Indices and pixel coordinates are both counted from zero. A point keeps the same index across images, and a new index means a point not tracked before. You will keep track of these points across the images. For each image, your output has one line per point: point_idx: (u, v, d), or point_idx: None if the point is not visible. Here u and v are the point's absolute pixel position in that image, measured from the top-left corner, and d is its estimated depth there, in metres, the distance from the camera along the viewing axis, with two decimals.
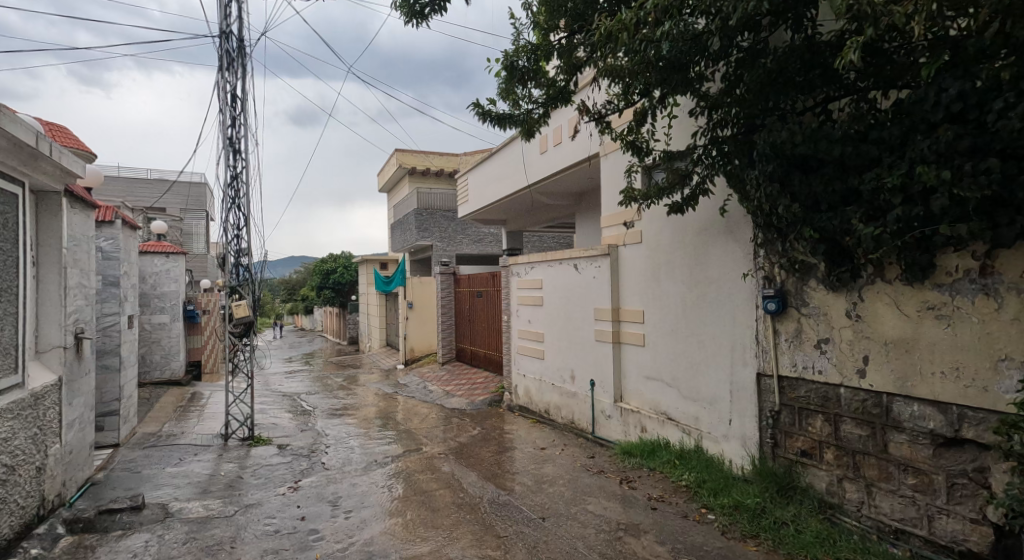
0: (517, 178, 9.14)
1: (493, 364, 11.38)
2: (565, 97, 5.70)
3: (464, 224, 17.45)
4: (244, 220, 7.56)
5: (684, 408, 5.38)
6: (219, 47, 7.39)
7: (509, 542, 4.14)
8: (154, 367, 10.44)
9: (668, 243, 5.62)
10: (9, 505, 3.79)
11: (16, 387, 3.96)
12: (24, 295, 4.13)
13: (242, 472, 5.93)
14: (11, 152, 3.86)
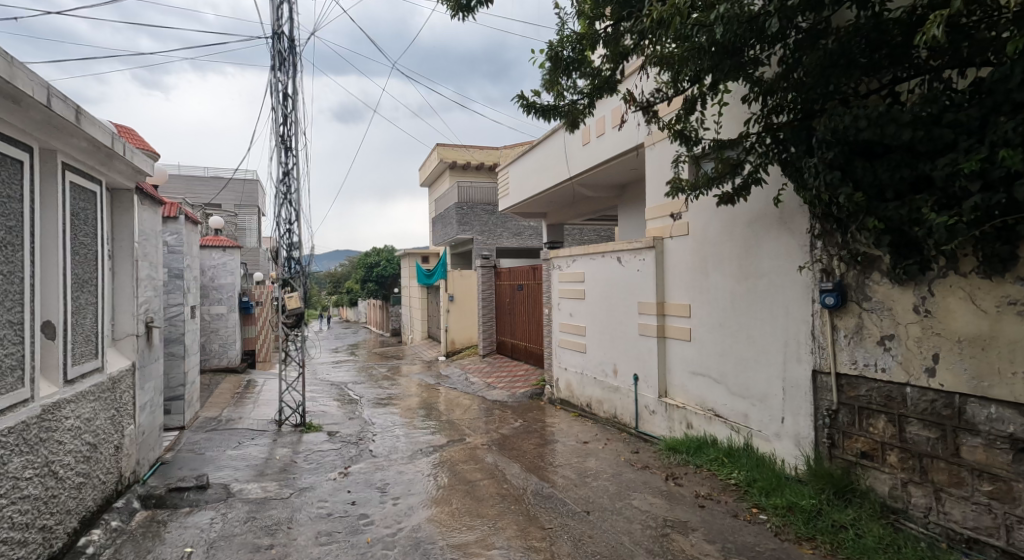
0: (559, 170, 9.12)
1: (534, 357, 11.40)
2: (610, 87, 5.59)
3: (504, 217, 17.49)
4: (296, 215, 7.83)
5: (733, 404, 5.25)
6: (272, 48, 7.64)
7: (555, 533, 4.16)
8: (212, 356, 10.95)
9: (716, 235, 5.48)
10: (93, 480, 4.06)
11: (96, 371, 4.22)
12: (102, 285, 4.41)
13: (295, 456, 6.17)
14: (90, 152, 4.09)
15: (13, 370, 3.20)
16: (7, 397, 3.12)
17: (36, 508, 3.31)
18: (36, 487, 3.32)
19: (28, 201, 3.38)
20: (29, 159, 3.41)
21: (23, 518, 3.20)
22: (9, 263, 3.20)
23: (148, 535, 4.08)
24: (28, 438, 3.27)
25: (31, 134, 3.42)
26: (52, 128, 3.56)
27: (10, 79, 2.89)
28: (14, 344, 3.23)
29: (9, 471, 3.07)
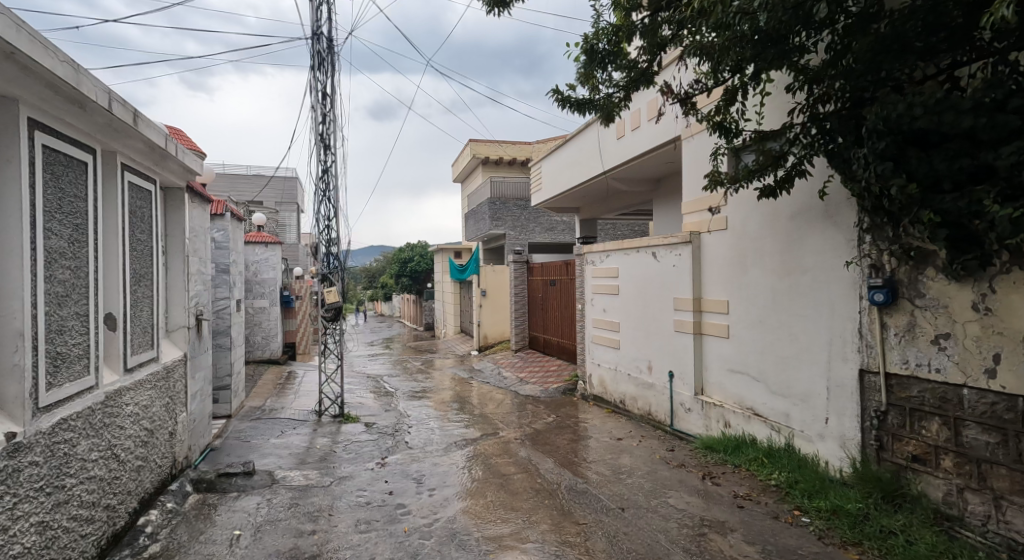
0: (593, 165, 9.03)
1: (567, 352, 11.36)
2: (646, 80, 5.49)
3: (537, 212, 17.46)
4: (334, 211, 8.00)
5: (773, 403, 5.12)
6: (311, 48, 7.80)
7: (590, 529, 4.15)
8: (256, 347, 11.32)
9: (757, 229, 5.34)
10: (150, 463, 4.26)
11: (152, 360, 4.42)
12: (157, 279, 4.61)
13: (335, 446, 6.34)
14: (146, 153, 4.27)
15: (80, 358, 3.39)
16: (75, 384, 3.31)
17: (101, 487, 3.49)
18: (100, 469, 3.50)
19: (92, 200, 3.56)
20: (93, 160, 3.60)
21: (91, 497, 3.38)
22: (77, 258, 3.39)
23: (199, 517, 4.26)
24: (93, 422, 3.45)
25: (94, 137, 3.59)
26: (112, 131, 3.74)
27: (76, 85, 3.05)
28: (80, 334, 3.42)
29: (78, 453, 3.26)
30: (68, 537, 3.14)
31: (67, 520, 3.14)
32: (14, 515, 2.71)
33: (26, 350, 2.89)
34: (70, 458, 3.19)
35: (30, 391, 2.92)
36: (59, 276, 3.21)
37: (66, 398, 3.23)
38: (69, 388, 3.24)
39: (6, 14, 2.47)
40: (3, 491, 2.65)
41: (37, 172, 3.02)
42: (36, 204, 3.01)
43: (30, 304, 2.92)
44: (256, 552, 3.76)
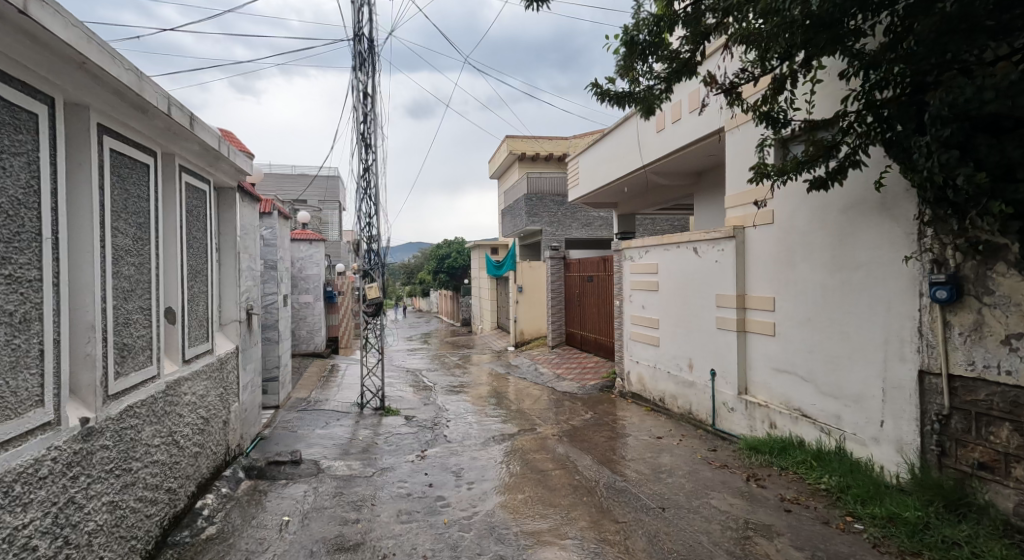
0: (632, 159, 8.89)
1: (605, 349, 11.25)
2: (689, 71, 5.35)
3: (574, 208, 17.33)
4: (375, 208, 8.14)
5: (823, 404, 4.93)
6: (354, 49, 7.95)
7: (629, 528, 4.09)
8: (301, 341, 11.67)
9: (805, 223, 5.15)
10: (207, 450, 4.43)
11: (207, 352, 4.59)
12: (212, 274, 4.78)
13: (376, 438, 6.46)
14: (201, 154, 4.43)
15: (143, 349, 3.54)
16: (140, 373, 3.46)
17: (163, 471, 3.65)
18: (162, 453, 3.66)
19: (153, 200, 3.72)
20: (153, 162, 3.75)
21: (154, 480, 3.54)
22: (140, 255, 3.55)
23: (251, 502, 4.41)
24: (156, 409, 3.61)
25: (154, 141, 3.74)
26: (170, 134, 3.88)
27: (140, 92, 3.18)
28: (144, 327, 3.57)
29: (142, 439, 3.42)
30: (134, 517, 3.30)
31: (134, 501, 3.29)
32: (87, 495, 2.86)
33: (97, 341, 3.05)
34: (136, 443, 3.34)
35: (101, 378, 3.08)
36: (124, 272, 3.37)
37: (132, 386, 3.39)
38: (134, 377, 3.40)
39: (78, 26, 2.60)
40: (78, 472, 2.80)
41: (105, 174, 3.18)
42: (105, 203, 3.16)
43: (100, 298, 3.08)
44: (304, 538, 3.87)
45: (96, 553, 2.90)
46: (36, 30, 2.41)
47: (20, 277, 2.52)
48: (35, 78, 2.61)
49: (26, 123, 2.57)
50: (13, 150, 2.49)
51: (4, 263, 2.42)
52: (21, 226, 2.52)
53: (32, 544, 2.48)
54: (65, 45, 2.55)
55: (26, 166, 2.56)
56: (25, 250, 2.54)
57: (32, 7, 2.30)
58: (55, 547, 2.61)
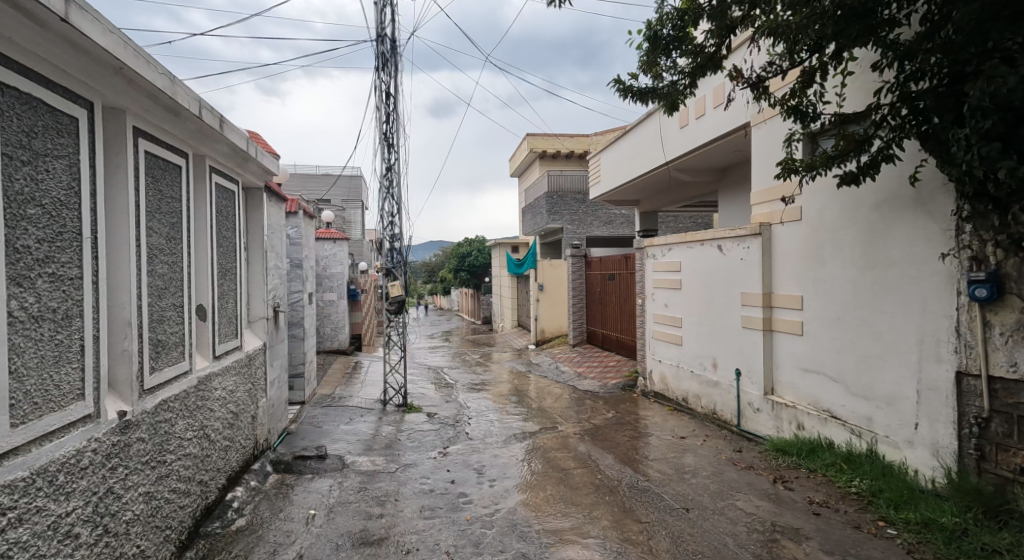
0: (654, 156, 8.78)
1: (626, 348, 11.15)
2: (714, 65, 5.25)
3: (595, 205, 17.20)
4: (398, 207, 8.19)
5: (854, 406, 4.80)
6: (376, 50, 8.01)
7: (652, 528, 4.03)
8: (326, 338, 11.84)
9: (834, 220, 5.01)
10: (236, 444, 4.51)
11: (236, 349, 4.67)
12: (240, 272, 4.86)
13: (399, 434, 6.51)
14: (230, 156, 4.50)
15: (176, 345, 3.62)
16: (173, 369, 3.54)
17: (196, 464, 3.73)
18: (195, 447, 3.74)
19: (185, 199, 3.79)
20: (185, 164, 3.82)
21: (187, 473, 3.61)
22: (173, 254, 3.62)
23: (279, 496, 4.48)
24: (188, 404, 3.68)
25: (186, 143, 3.81)
26: (201, 136, 3.94)
27: (173, 96, 3.24)
28: (177, 323, 3.65)
29: (176, 432, 3.49)
30: (169, 508, 3.37)
31: (168, 492, 3.37)
32: (125, 485, 2.93)
33: (134, 338, 3.12)
34: (170, 436, 3.41)
35: (138, 373, 3.15)
36: (159, 270, 3.44)
37: (166, 381, 3.46)
38: (168, 372, 3.47)
39: (115, 32, 2.66)
40: (116, 463, 2.87)
41: (141, 175, 3.25)
42: (141, 203, 3.23)
43: (136, 296, 3.15)
44: (329, 531, 3.91)
45: (133, 542, 2.97)
46: (77, 37, 2.47)
47: (63, 275, 2.59)
48: (75, 83, 2.68)
49: (68, 127, 2.65)
50: (55, 153, 2.56)
51: (47, 262, 2.49)
52: (63, 226, 2.60)
53: (75, 532, 2.55)
54: (104, 51, 2.61)
55: (68, 168, 2.64)
56: (67, 250, 2.62)
57: (73, 14, 2.36)
58: (96, 535, 2.68)
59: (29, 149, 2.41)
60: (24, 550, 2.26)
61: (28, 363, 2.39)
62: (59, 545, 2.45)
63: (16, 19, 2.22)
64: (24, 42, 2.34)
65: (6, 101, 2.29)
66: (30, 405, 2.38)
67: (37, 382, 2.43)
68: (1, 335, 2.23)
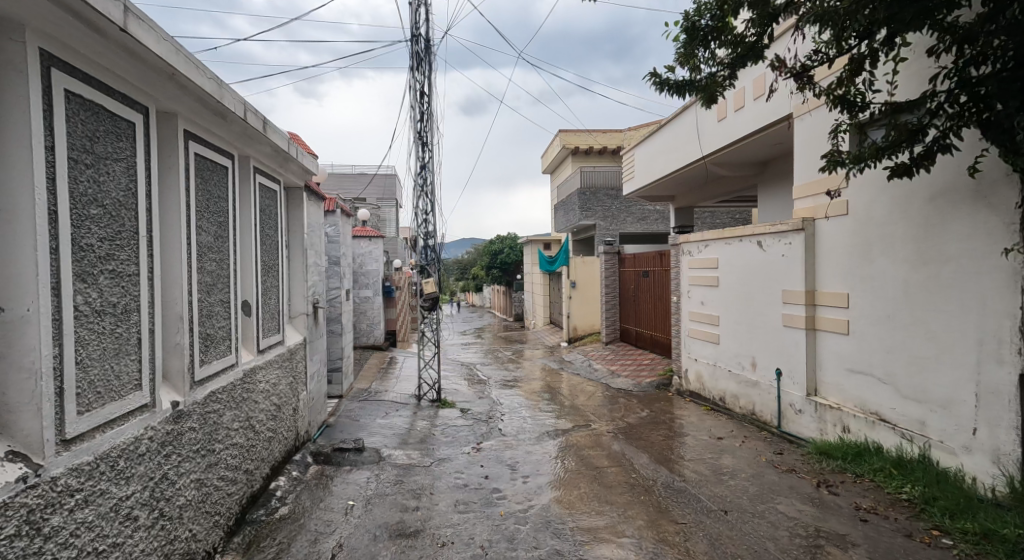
0: (690, 150, 8.57)
1: (660, 346, 10.96)
2: (755, 56, 5.06)
3: (628, 202, 16.95)
4: (432, 205, 8.23)
5: (904, 409, 4.59)
6: (411, 50, 8.05)
7: (690, 530, 3.93)
8: (362, 334, 12.03)
9: (884, 214, 4.79)
10: (279, 435, 4.61)
11: (278, 343, 4.77)
12: (282, 269, 4.95)
13: (433, 429, 6.55)
14: (272, 157, 4.58)
15: (224, 340, 3.71)
16: (221, 362, 3.63)
17: (242, 453, 3.82)
18: (241, 437, 3.83)
19: (231, 199, 3.88)
20: (231, 165, 3.90)
21: (234, 462, 3.70)
22: (220, 250, 3.71)
23: (319, 486, 4.56)
24: (235, 395, 3.77)
25: (232, 144, 3.89)
26: (246, 138, 4.02)
27: (221, 99, 3.31)
28: (224, 318, 3.74)
29: (224, 422, 3.58)
30: (218, 495, 3.46)
31: (217, 479, 3.46)
32: (178, 472, 3.02)
33: (185, 331, 3.21)
34: (218, 426, 3.51)
35: (189, 365, 3.24)
36: (207, 267, 3.53)
37: (215, 373, 3.55)
38: (216, 365, 3.56)
39: (167, 40, 2.72)
40: (170, 451, 2.96)
41: (191, 175, 3.33)
42: (191, 202, 3.32)
43: (187, 291, 3.24)
44: (367, 522, 3.95)
45: (186, 526, 3.05)
46: (133, 46, 2.54)
47: (122, 272, 2.68)
48: (131, 89, 2.76)
49: (126, 132, 2.73)
50: (115, 156, 2.65)
51: (108, 260, 2.57)
52: (122, 226, 2.68)
53: (134, 514, 2.64)
54: (159, 59, 2.68)
55: (126, 171, 2.72)
56: (126, 248, 2.70)
57: (131, 24, 2.41)
58: (153, 518, 2.77)
59: (92, 153, 2.49)
60: (89, 530, 2.35)
61: (93, 355, 2.48)
62: (120, 527, 2.54)
63: (80, 29, 2.29)
64: (87, 51, 2.43)
65: (72, 108, 2.38)
66: (94, 394, 2.47)
67: (100, 372, 2.52)
68: (67, 328, 2.32)
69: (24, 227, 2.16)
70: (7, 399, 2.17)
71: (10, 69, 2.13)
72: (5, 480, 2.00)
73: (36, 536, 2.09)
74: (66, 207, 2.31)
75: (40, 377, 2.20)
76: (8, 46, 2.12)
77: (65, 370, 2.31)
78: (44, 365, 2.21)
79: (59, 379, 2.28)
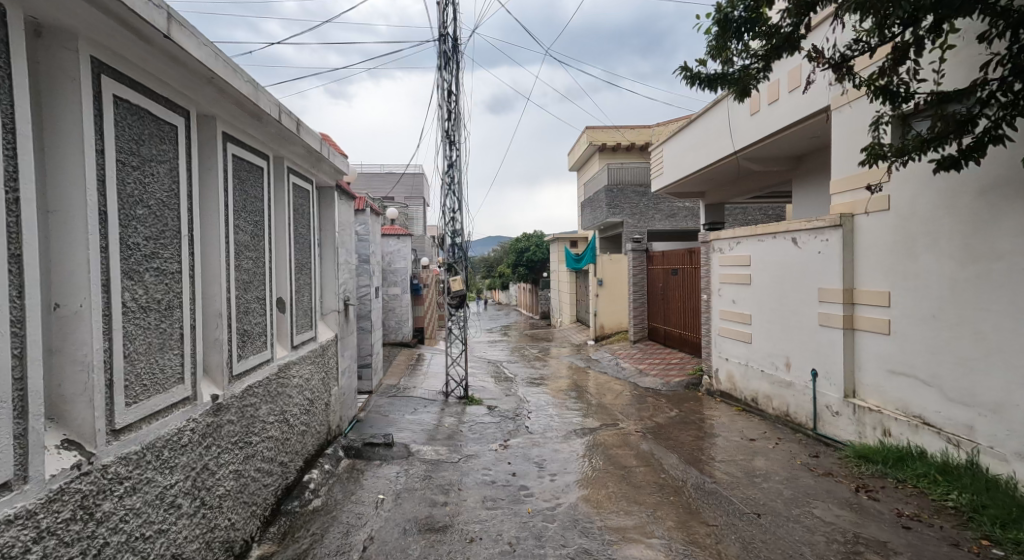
0: (722, 145, 8.38)
1: (689, 345, 10.77)
2: (791, 47, 4.89)
3: (657, 198, 16.68)
4: (459, 203, 8.23)
5: (951, 412, 4.39)
6: (439, 49, 8.07)
7: (721, 532, 3.84)
8: (390, 331, 12.16)
9: (929, 209, 4.58)
10: (312, 429, 4.68)
11: (311, 339, 4.83)
12: (315, 267, 5.02)
13: (461, 426, 6.56)
14: (305, 157, 4.63)
15: (260, 336, 3.77)
16: (257, 357, 3.69)
17: (277, 446, 3.88)
18: (276, 430, 3.89)
19: (267, 198, 3.94)
20: (266, 165, 3.96)
21: (270, 454, 3.77)
22: (256, 248, 3.76)
23: (350, 480, 4.61)
24: (270, 389, 3.83)
25: (267, 145, 3.95)
26: (280, 139, 4.08)
27: (257, 102, 3.35)
28: (260, 315, 3.79)
29: (260, 415, 3.64)
30: (256, 486, 3.53)
31: (254, 471, 3.52)
32: (218, 463, 3.08)
33: (224, 327, 3.26)
34: (255, 419, 3.57)
35: (227, 360, 3.30)
36: (244, 265, 3.59)
37: (251, 368, 3.61)
38: (252, 360, 3.62)
39: (208, 45, 2.76)
40: (210, 442, 3.01)
41: (228, 175, 3.38)
42: (229, 201, 3.37)
43: (225, 288, 3.30)
44: (397, 516, 3.97)
45: (224, 516, 3.11)
46: (176, 52, 2.58)
47: (166, 270, 2.74)
48: (173, 94, 2.81)
49: (168, 135, 2.78)
50: (159, 158, 2.70)
51: (153, 257, 2.63)
52: (166, 225, 2.73)
53: (178, 503, 2.69)
54: (200, 64, 2.72)
55: (169, 172, 2.78)
56: (169, 246, 2.76)
57: (174, 30, 2.44)
58: (195, 506, 2.83)
59: (138, 155, 2.55)
60: (137, 516, 2.41)
61: (139, 349, 2.54)
62: (165, 514, 2.60)
63: (126, 37, 2.34)
64: (133, 58, 2.49)
65: (120, 112, 2.44)
66: (141, 387, 2.53)
67: (146, 366, 2.58)
68: (116, 324, 2.38)
69: (76, 227, 2.21)
70: (62, 390, 2.23)
71: (64, 77, 2.19)
72: (61, 468, 2.07)
73: (90, 521, 2.16)
74: (114, 208, 2.36)
75: (93, 369, 2.25)
76: (62, 55, 2.17)
77: (114, 363, 2.36)
78: (96, 358, 2.27)
79: (109, 372, 2.34)
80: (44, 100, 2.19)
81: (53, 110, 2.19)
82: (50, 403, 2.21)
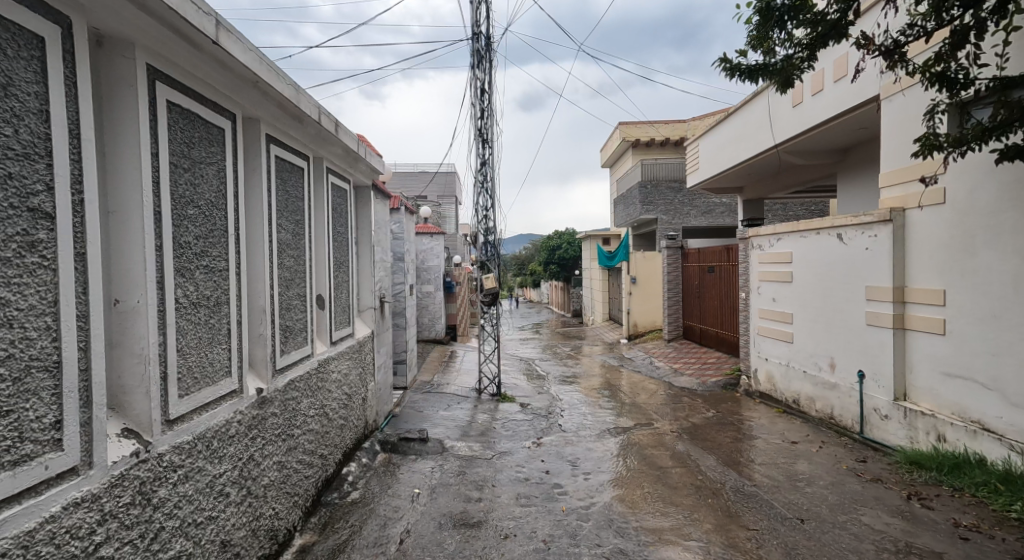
0: (761, 138, 8.11)
1: (726, 344, 10.50)
2: (837, 34, 4.66)
3: (692, 194, 16.32)
4: (492, 201, 8.21)
5: (1015, 418, 4.12)
6: (472, 48, 8.06)
7: (762, 537, 3.70)
8: (424, 328, 12.26)
9: (991, 203, 4.31)
10: (350, 423, 4.73)
11: (348, 335, 4.89)
12: (352, 264, 5.07)
13: (494, 423, 6.54)
14: (343, 157, 4.68)
15: (301, 332, 3.82)
16: (299, 353, 3.74)
17: (317, 439, 3.94)
18: (317, 423, 3.95)
19: (307, 197, 3.99)
20: (306, 166, 4.00)
21: (311, 447, 3.82)
22: (297, 246, 3.81)
23: (387, 474, 4.65)
24: (310, 384, 3.88)
25: (308, 146, 4.00)
26: (319, 140, 4.13)
27: (298, 104, 3.38)
28: (301, 312, 3.84)
29: (302, 409, 3.69)
30: (298, 477, 3.58)
31: (296, 462, 3.57)
32: (263, 454, 3.13)
33: (267, 323, 3.31)
34: (297, 412, 3.62)
35: (271, 355, 3.35)
36: (286, 263, 3.64)
37: (293, 363, 3.66)
38: (294, 355, 3.67)
39: (253, 48, 2.79)
40: (256, 434, 3.07)
41: (271, 176, 3.43)
42: (271, 200, 3.42)
43: (269, 285, 3.34)
44: (432, 511, 3.96)
45: (269, 505, 3.16)
46: (224, 57, 2.62)
47: (215, 268, 2.79)
48: (221, 98, 2.85)
49: (217, 137, 2.84)
50: (208, 160, 2.75)
51: (203, 255, 2.68)
52: (214, 224, 2.78)
53: (226, 491, 2.75)
54: (246, 67, 2.76)
55: (217, 173, 2.82)
56: (217, 244, 2.81)
57: (222, 37, 2.48)
58: (242, 495, 2.88)
59: (189, 158, 2.60)
60: (190, 503, 2.46)
61: (190, 345, 2.59)
62: (215, 502, 2.65)
63: (179, 43, 2.38)
64: (187, 65, 2.53)
65: (173, 116, 2.49)
66: (192, 379, 2.59)
67: (197, 359, 2.63)
68: (170, 320, 2.43)
69: (134, 227, 2.27)
70: (121, 382, 2.29)
71: (122, 84, 2.23)
72: (122, 455, 2.12)
73: (147, 506, 2.21)
74: (168, 208, 2.41)
75: (150, 362, 2.30)
76: (122, 63, 2.22)
77: (169, 357, 2.41)
78: (153, 352, 2.32)
79: (164, 365, 2.39)
80: (104, 102, 2.25)
81: (112, 114, 2.24)
82: (111, 394, 2.28)
